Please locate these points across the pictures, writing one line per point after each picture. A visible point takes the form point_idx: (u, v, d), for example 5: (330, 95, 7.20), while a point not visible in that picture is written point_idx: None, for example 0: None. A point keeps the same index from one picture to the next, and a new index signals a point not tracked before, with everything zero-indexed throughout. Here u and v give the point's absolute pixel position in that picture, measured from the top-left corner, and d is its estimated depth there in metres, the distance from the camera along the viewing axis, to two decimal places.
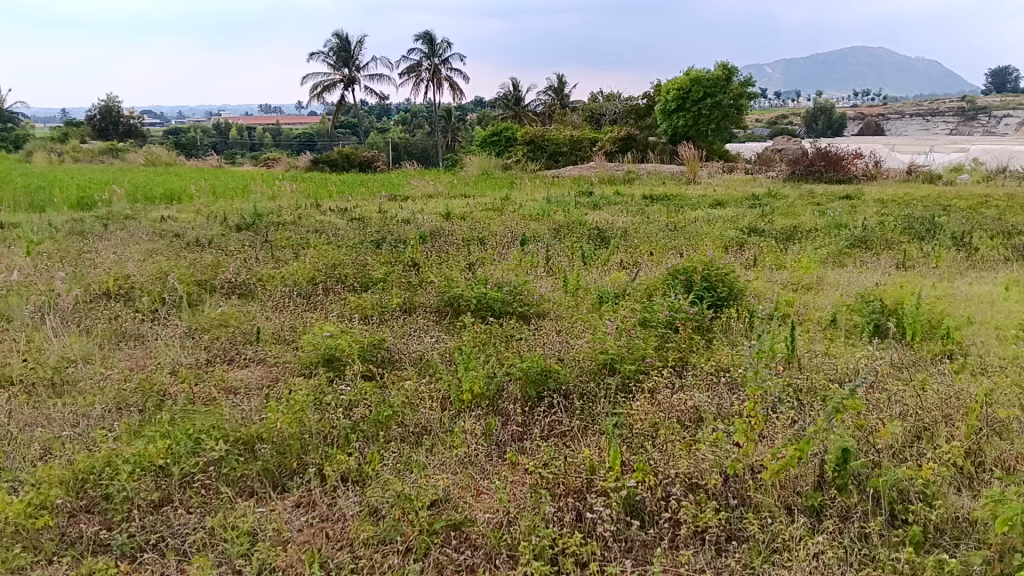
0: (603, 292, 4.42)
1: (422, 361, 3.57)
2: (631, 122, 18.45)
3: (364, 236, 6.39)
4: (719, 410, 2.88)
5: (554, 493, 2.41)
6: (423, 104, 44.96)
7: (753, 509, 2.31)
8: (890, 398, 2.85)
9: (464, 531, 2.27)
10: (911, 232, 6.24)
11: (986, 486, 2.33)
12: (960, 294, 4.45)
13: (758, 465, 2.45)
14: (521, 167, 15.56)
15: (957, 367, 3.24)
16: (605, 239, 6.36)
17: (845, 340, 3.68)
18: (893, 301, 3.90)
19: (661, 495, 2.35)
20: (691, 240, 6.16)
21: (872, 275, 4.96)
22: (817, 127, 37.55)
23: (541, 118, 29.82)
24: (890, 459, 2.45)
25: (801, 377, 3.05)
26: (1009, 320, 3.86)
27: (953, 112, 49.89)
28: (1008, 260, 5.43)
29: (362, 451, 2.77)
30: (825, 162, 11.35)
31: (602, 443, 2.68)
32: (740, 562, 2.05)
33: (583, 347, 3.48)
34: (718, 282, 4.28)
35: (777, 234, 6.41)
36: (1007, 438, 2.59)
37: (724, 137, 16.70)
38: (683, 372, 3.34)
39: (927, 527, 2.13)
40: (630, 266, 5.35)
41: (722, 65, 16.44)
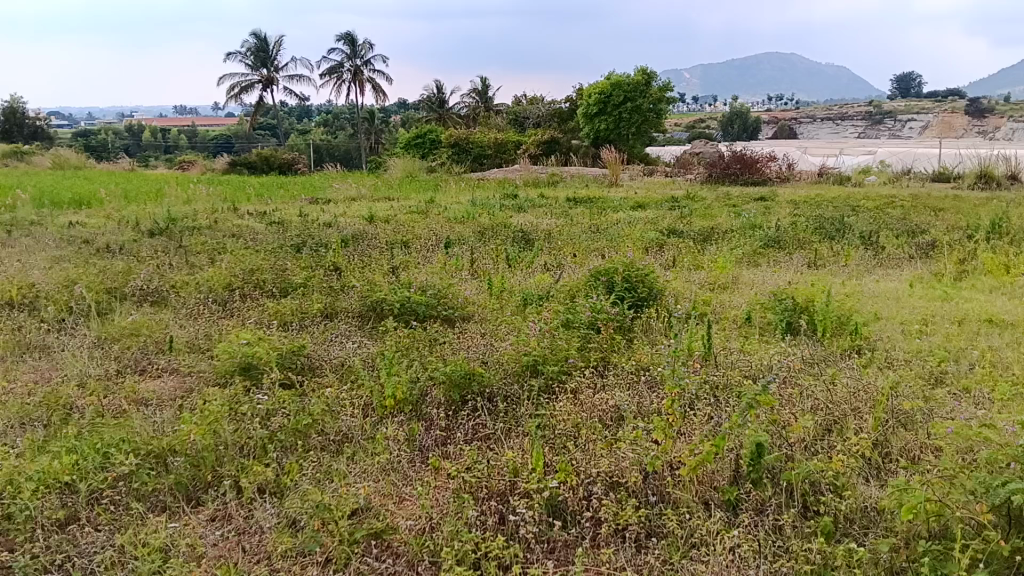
0: (527, 294, 4.43)
1: (343, 367, 3.51)
2: (553, 125, 18.60)
3: (283, 240, 6.26)
4: (639, 409, 2.91)
5: (477, 497, 2.39)
6: (346, 107, 44.42)
7: (671, 505, 2.34)
8: (802, 392, 2.93)
9: (385, 539, 2.23)
10: (822, 232, 6.46)
11: (893, 475, 2.42)
12: (868, 290, 4.62)
13: (676, 461, 2.48)
14: (446, 169, 15.51)
15: (864, 362, 3.37)
16: (528, 241, 6.38)
17: (760, 338, 3.78)
18: (804, 298, 4.02)
19: (583, 495, 2.36)
20: (613, 242, 6.24)
21: (784, 274, 5.11)
22: (734, 131, 38.60)
23: (465, 121, 29.79)
24: (802, 452, 2.51)
25: (717, 375, 3.11)
26: (913, 315, 4.03)
27: (861, 116, 51.96)
28: (912, 258, 5.67)
29: (280, 462, 2.69)
30: (741, 165, 11.65)
31: (525, 445, 2.68)
32: (659, 559, 2.08)
33: (506, 349, 3.47)
34: (639, 282, 4.34)
35: (696, 235, 6.55)
36: (911, 428, 2.69)
37: (644, 140, 17.01)
38: (605, 372, 3.37)
39: (837, 517, 2.20)
40: (553, 268, 5.38)
41: (641, 70, 16.73)
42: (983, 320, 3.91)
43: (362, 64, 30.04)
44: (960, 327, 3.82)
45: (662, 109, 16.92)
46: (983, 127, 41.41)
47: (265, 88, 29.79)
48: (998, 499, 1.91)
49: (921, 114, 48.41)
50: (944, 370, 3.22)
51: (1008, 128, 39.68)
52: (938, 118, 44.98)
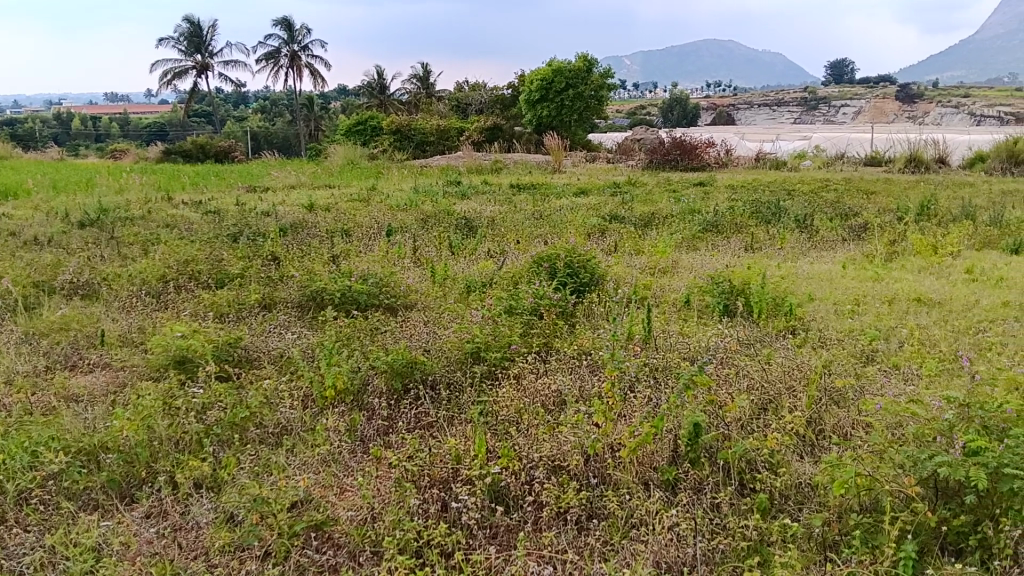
0: (470, 281, 4.41)
1: (282, 359, 3.45)
2: (495, 112, 18.52)
3: (219, 230, 6.11)
4: (580, 392, 2.93)
5: (419, 486, 2.37)
6: (284, 94, 43.63)
7: (612, 486, 2.36)
8: (738, 373, 2.98)
9: (326, 531, 2.20)
10: (759, 216, 6.57)
11: (826, 452, 2.48)
12: (802, 272, 4.73)
13: (617, 443, 2.51)
14: (388, 156, 15.35)
15: (799, 342, 3.44)
16: (472, 228, 6.35)
17: (698, 320, 3.84)
18: (741, 281, 4.10)
19: (525, 480, 2.36)
20: (556, 228, 6.25)
21: (722, 258, 5.20)
22: (673, 118, 39.10)
23: (407, 107, 29.50)
24: (738, 431, 2.56)
25: (657, 358, 3.15)
26: (846, 296, 4.14)
27: (797, 102, 53.08)
28: (845, 240, 5.82)
29: (217, 456, 2.63)
30: (680, 151, 11.80)
31: (468, 431, 2.67)
32: (600, 540, 2.10)
33: (448, 336, 3.44)
34: (581, 268, 4.36)
35: (636, 220, 6.61)
36: (843, 405, 2.77)
37: (586, 127, 17.11)
38: (548, 357, 3.37)
39: (773, 494, 2.25)
40: (497, 255, 5.37)
41: (583, 57, 16.85)
42: (912, 299, 4.03)
43: (300, 50, 29.47)
44: (890, 307, 3.94)
45: (603, 95, 17.04)
46: (912, 113, 42.74)
47: (199, 74, 29.03)
48: (926, 472, 1.97)
49: (853, 100, 49.66)
50: (875, 349, 3.31)
51: (935, 114, 41.00)
52: (870, 104, 46.25)
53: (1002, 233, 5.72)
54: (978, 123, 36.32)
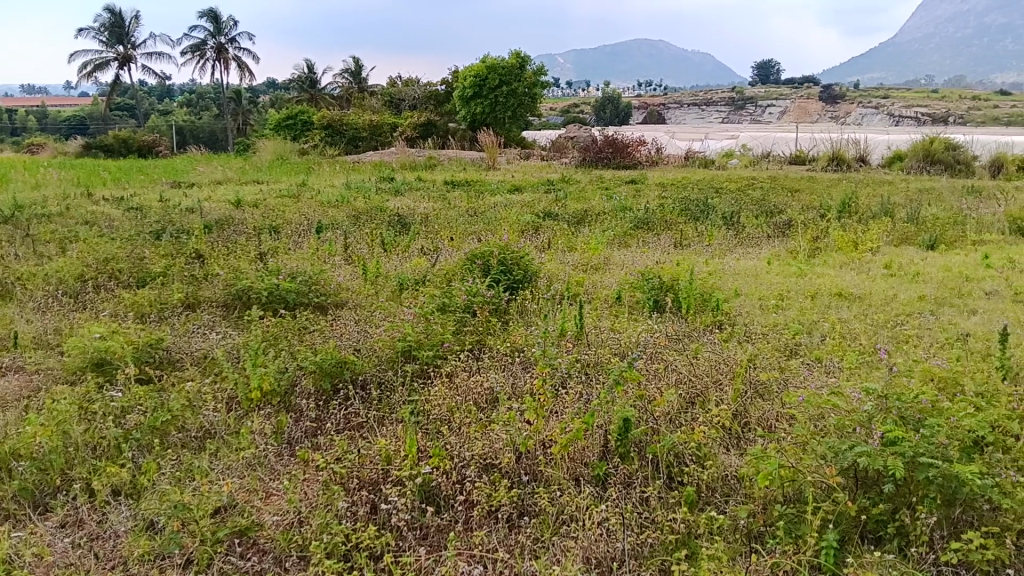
0: (402, 278, 4.36)
1: (206, 360, 3.35)
2: (429, 107, 18.33)
3: (141, 227, 5.91)
4: (512, 389, 2.92)
5: (347, 488, 2.32)
6: (211, 88, 42.61)
7: (543, 483, 2.36)
8: (667, 367, 3.02)
9: (251, 537, 2.13)
10: (688, 213, 6.68)
11: (751, 444, 2.53)
12: (729, 268, 4.82)
13: (548, 439, 2.50)
14: (319, 151, 15.08)
15: (726, 336, 3.51)
16: (405, 225, 6.28)
17: (629, 316, 3.88)
18: (670, 277, 4.15)
19: (456, 479, 2.34)
20: (489, 225, 6.24)
21: (652, 255, 5.26)
22: (605, 116, 39.48)
23: (339, 102, 29.10)
24: (667, 425, 2.59)
25: (589, 353, 3.17)
26: (770, 291, 4.23)
27: (725, 101, 54.20)
28: (770, 236, 5.96)
29: (136, 461, 2.54)
30: (613, 149, 11.91)
31: (398, 431, 2.63)
32: (531, 537, 2.10)
33: (380, 334, 3.39)
34: (514, 265, 4.34)
35: (569, 218, 6.64)
36: (767, 398, 2.83)
37: (520, 124, 17.17)
38: (480, 355, 3.34)
39: (700, 487, 2.28)
40: (429, 253, 5.31)
41: (515, 53, 16.90)
42: (833, 294, 4.15)
43: (227, 42, 28.78)
44: (812, 301, 4.05)
45: (536, 93, 17.10)
46: (834, 113, 44.17)
47: (121, 66, 28.07)
48: (847, 462, 2.02)
49: (779, 100, 50.98)
50: (798, 343, 3.39)
51: (856, 114, 42.40)
52: (795, 105, 47.59)
53: (918, 229, 5.95)
54: (897, 123, 37.67)
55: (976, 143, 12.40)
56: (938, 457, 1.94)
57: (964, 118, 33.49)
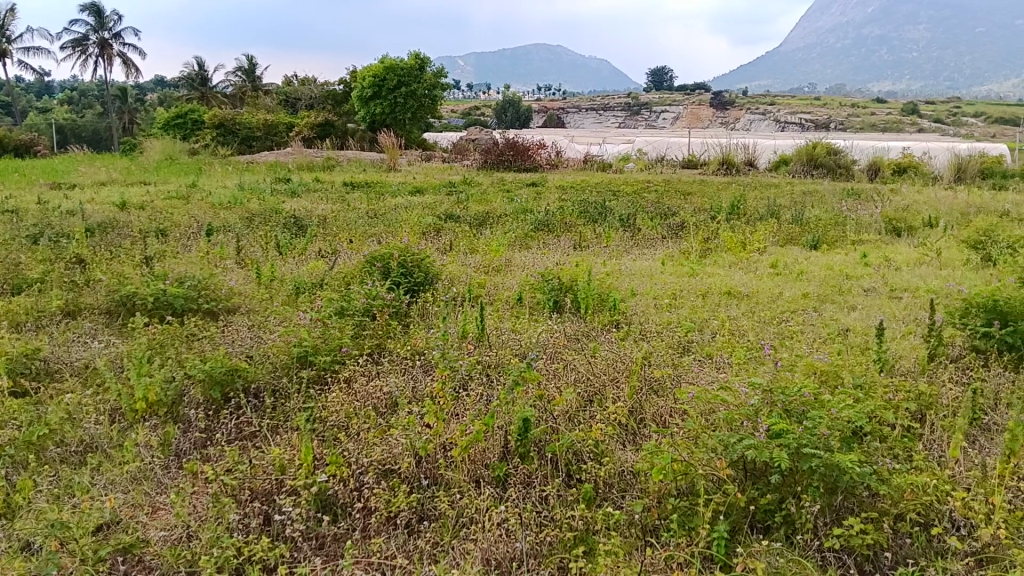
0: (298, 282, 4.26)
1: (87, 370, 3.19)
2: (326, 106, 17.97)
3: (15, 231, 5.56)
4: (412, 393, 2.89)
5: (239, 500, 2.25)
6: (93, 84, 40.70)
7: (444, 487, 2.34)
8: (566, 366, 3.06)
9: (136, 554, 2.03)
10: (586, 215, 6.79)
11: (646, 439, 2.59)
12: (626, 269, 4.92)
13: (448, 443, 2.49)
14: (211, 151, 14.57)
15: (622, 335, 3.58)
16: (300, 227, 6.14)
17: (530, 316, 3.91)
18: (569, 278, 4.20)
19: (354, 486, 2.29)
20: (390, 227, 6.18)
21: (552, 256, 5.33)
22: (506, 120, 39.71)
23: (233, 100, 28.27)
24: (566, 423, 2.62)
25: (490, 355, 3.17)
26: (664, 291, 4.34)
27: (622, 106, 55.38)
28: (665, 237, 6.13)
29: (9, 480, 2.38)
30: (513, 152, 11.97)
31: (293, 439, 2.56)
32: (430, 542, 2.08)
33: (274, 340, 3.29)
34: (414, 267, 4.29)
35: (471, 220, 6.65)
36: (662, 394, 2.91)
37: (420, 125, 17.11)
38: (380, 359, 3.29)
39: (598, 483, 2.32)
40: (327, 255, 5.21)
41: (415, 54, 16.81)
42: (723, 293, 4.30)
43: (111, 37, 27.54)
44: (704, 300, 4.18)
45: (437, 94, 17.08)
46: (725, 118, 45.82)
47: None
48: (735, 455, 2.09)
49: (673, 105, 52.51)
50: (690, 340, 3.50)
51: (745, 119, 44.13)
52: (687, 110, 49.17)
53: (802, 229, 6.23)
54: (783, 129, 39.33)
55: (854, 147, 13.10)
56: (819, 448, 2.04)
57: (844, 125, 35.32)
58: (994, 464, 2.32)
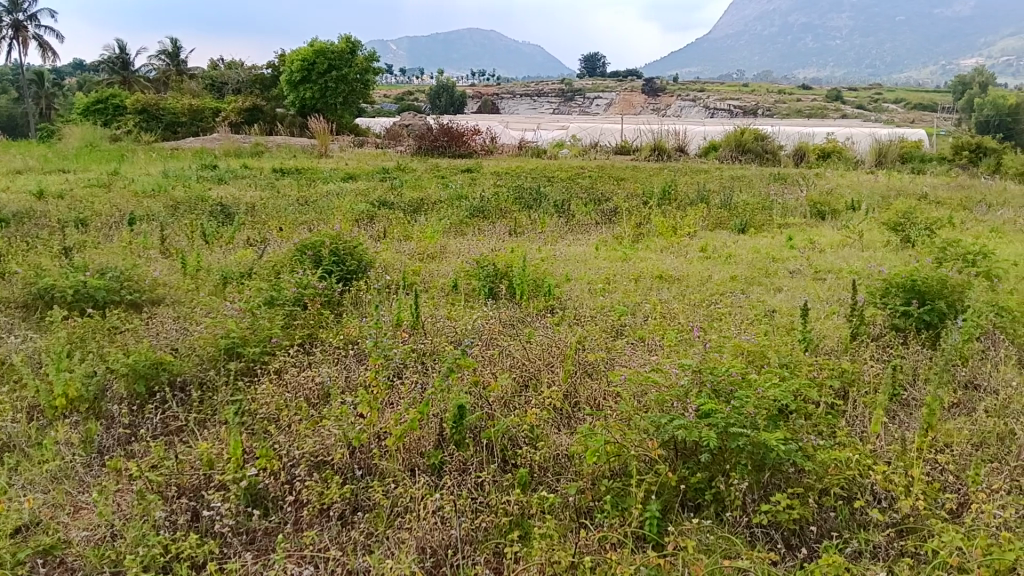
0: (225, 271, 4.15)
1: (2, 367, 3.05)
2: (255, 90, 17.55)
3: None
4: (345, 383, 2.85)
5: (166, 496, 2.19)
6: (6, 68, 38.87)
7: (378, 476, 2.32)
8: (501, 353, 3.06)
9: (56, 556, 1.97)
10: (521, 201, 6.79)
11: (580, 422, 2.61)
12: (561, 254, 4.95)
13: (383, 431, 2.46)
14: (134, 138, 14.09)
15: (557, 320, 3.60)
16: (228, 214, 5.98)
17: (465, 303, 3.90)
18: (504, 264, 4.20)
19: (285, 479, 2.25)
20: (321, 214, 6.07)
21: (487, 242, 5.32)
22: (440, 105, 39.39)
23: (155, 84, 27.36)
24: (501, 409, 2.62)
25: (425, 342, 3.15)
26: (597, 276, 4.37)
27: (556, 92, 55.52)
28: (598, 223, 6.18)
29: None
30: (447, 137, 11.90)
31: (221, 433, 2.50)
32: (364, 533, 2.05)
33: (201, 331, 3.20)
34: (346, 255, 4.22)
35: (405, 206, 6.58)
36: (596, 377, 2.93)
37: (352, 111, 16.89)
38: (311, 349, 3.23)
39: (532, 468, 2.33)
40: (256, 244, 5.10)
41: (345, 38, 16.56)
42: (655, 277, 4.35)
43: (25, 19, 26.35)
44: (636, 284, 4.23)
45: (368, 80, 16.92)
46: (656, 105, 46.33)
47: None
48: (667, 436, 2.12)
49: (606, 91, 52.87)
50: (623, 324, 3.54)
51: (676, 106, 44.68)
52: (620, 97, 49.61)
53: (730, 214, 6.35)
54: (712, 115, 40.00)
55: (780, 133, 13.42)
56: (746, 426, 2.08)
57: (771, 111, 36.15)
58: (912, 438, 2.41)
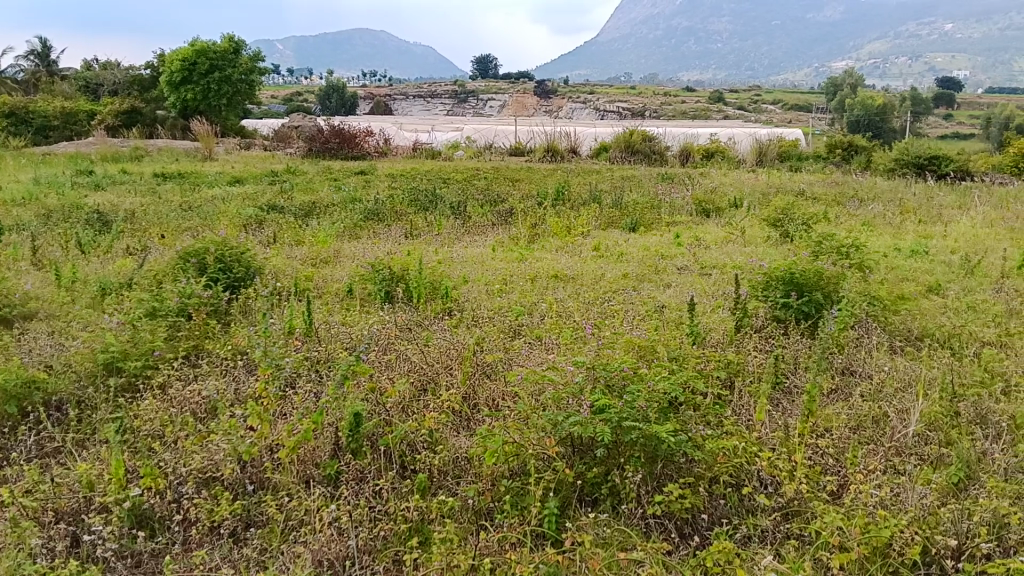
0: (104, 282, 3.96)
1: None
2: (133, 91, 16.77)
3: None
4: (234, 395, 2.76)
5: (41, 523, 2.07)
6: None
7: (271, 490, 2.26)
8: (398, 357, 3.03)
9: None
10: (416, 204, 6.74)
11: (479, 424, 2.61)
12: (457, 256, 4.94)
13: (275, 444, 2.40)
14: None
15: (455, 322, 3.60)
16: (106, 222, 5.70)
17: (361, 308, 3.85)
18: (399, 267, 4.16)
19: (172, 498, 2.17)
20: (207, 220, 5.86)
21: (382, 245, 5.26)
22: (330, 105, 38.61)
23: (22, 86, 25.77)
24: (399, 415, 2.60)
25: (319, 350, 3.09)
26: (494, 277, 4.39)
27: (450, 94, 55.44)
28: (494, 224, 6.20)
29: None
30: (339, 139, 11.70)
31: (102, 453, 2.38)
32: (257, 549, 1.99)
33: (77, 347, 3.03)
34: (233, 262, 4.08)
35: (296, 210, 6.43)
36: (494, 377, 2.95)
37: (237, 112, 16.54)
38: (197, 362, 3.11)
39: (432, 473, 2.32)
40: (136, 252, 4.88)
41: (228, 37, 16.18)
42: (550, 276, 4.41)
43: None
44: (532, 284, 4.27)
45: (254, 81, 16.65)
46: (549, 107, 46.90)
47: None
48: (563, 432, 2.16)
49: (500, 92, 53.14)
50: (520, 324, 3.57)
51: (568, 108, 45.25)
52: (514, 99, 49.95)
53: (621, 213, 6.49)
54: (602, 117, 40.86)
55: (667, 134, 13.82)
56: (638, 420, 2.14)
57: (659, 113, 37.21)
58: (794, 425, 2.52)
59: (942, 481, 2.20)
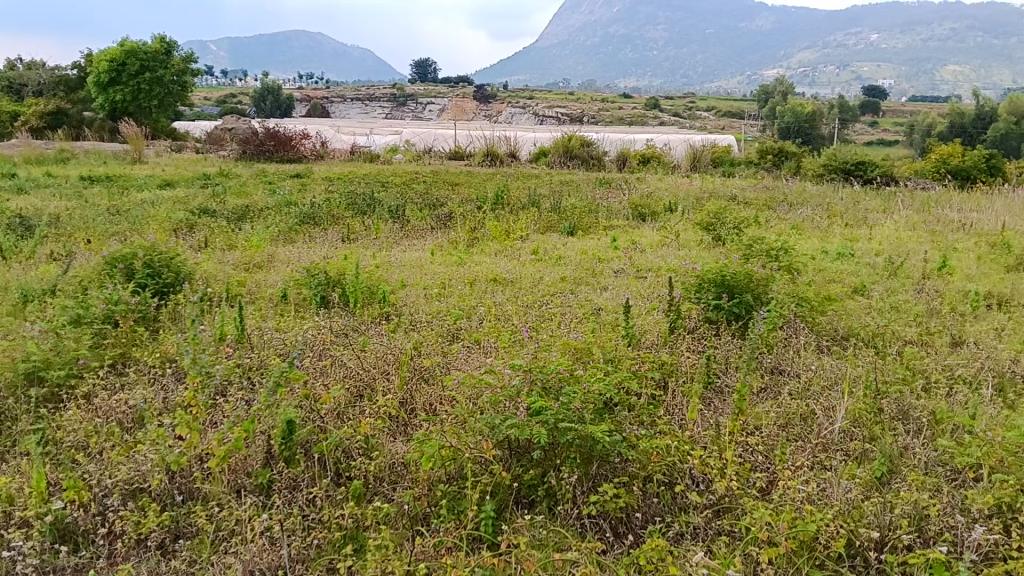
0: (26, 289, 3.83)
1: None
2: (59, 92, 16.24)
3: None
4: (163, 403, 2.69)
5: None
6: None
7: (201, 500, 2.21)
8: (334, 364, 3.00)
9: None
10: (353, 207, 6.68)
11: (416, 429, 2.60)
12: (395, 260, 4.92)
13: (206, 453, 2.35)
14: None
15: (392, 327, 3.58)
16: (28, 227, 5.51)
17: (296, 313, 3.80)
18: (335, 272, 4.12)
19: (97, 511, 2.11)
20: (135, 225, 5.71)
21: (318, 249, 5.20)
22: (266, 108, 38.00)
23: None
24: (334, 422, 2.57)
25: (252, 357, 3.04)
26: (432, 281, 4.37)
27: (389, 97, 55.08)
28: (433, 228, 6.19)
29: None
30: (275, 142, 11.52)
31: (22, 466, 2.30)
32: (186, 561, 1.95)
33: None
34: (163, 267, 3.99)
35: (229, 214, 6.31)
36: (431, 382, 2.94)
37: (168, 114, 16.15)
38: (124, 370, 3.03)
39: (367, 479, 2.30)
40: (61, 258, 4.73)
41: (159, 38, 15.85)
42: (489, 280, 4.42)
43: None
44: (470, 288, 4.27)
45: (186, 83, 16.37)
46: (488, 111, 46.95)
47: None
48: (499, 435, 2.17)
49: (439, 96, 53.02)
50: (459, 327, 3.57)
51: (507, 112, 45.41)
52: (453, 103, 49.90)
53: (559, 217, 6.55)
54: (541, 122, 41.09)
55: (606, 139, 13.96)
56: (574, 421, 2.16)
57: (597, 118, 37.63)
58: (725, 424, 2.58)
59: (865, 476, 2.27)
